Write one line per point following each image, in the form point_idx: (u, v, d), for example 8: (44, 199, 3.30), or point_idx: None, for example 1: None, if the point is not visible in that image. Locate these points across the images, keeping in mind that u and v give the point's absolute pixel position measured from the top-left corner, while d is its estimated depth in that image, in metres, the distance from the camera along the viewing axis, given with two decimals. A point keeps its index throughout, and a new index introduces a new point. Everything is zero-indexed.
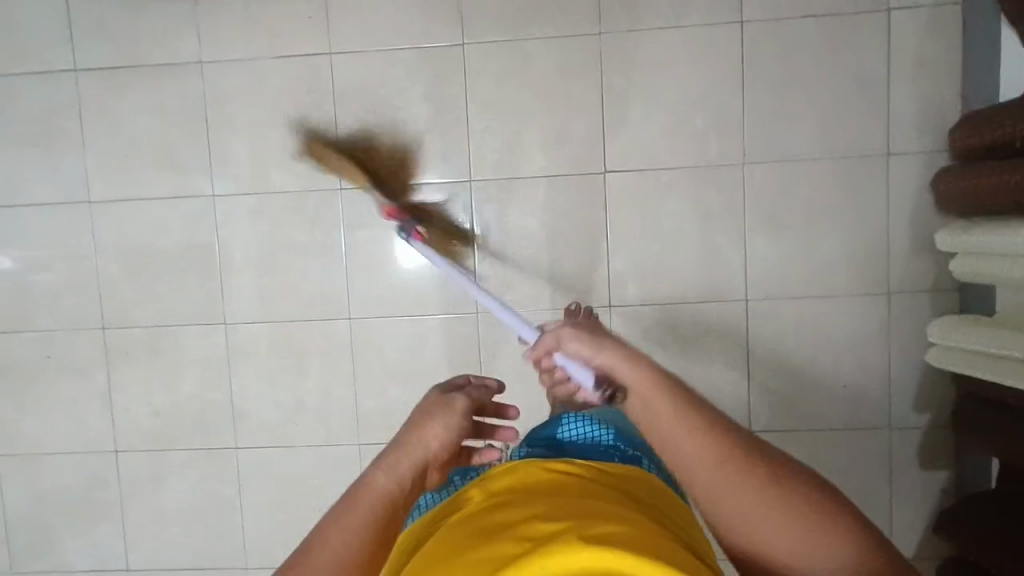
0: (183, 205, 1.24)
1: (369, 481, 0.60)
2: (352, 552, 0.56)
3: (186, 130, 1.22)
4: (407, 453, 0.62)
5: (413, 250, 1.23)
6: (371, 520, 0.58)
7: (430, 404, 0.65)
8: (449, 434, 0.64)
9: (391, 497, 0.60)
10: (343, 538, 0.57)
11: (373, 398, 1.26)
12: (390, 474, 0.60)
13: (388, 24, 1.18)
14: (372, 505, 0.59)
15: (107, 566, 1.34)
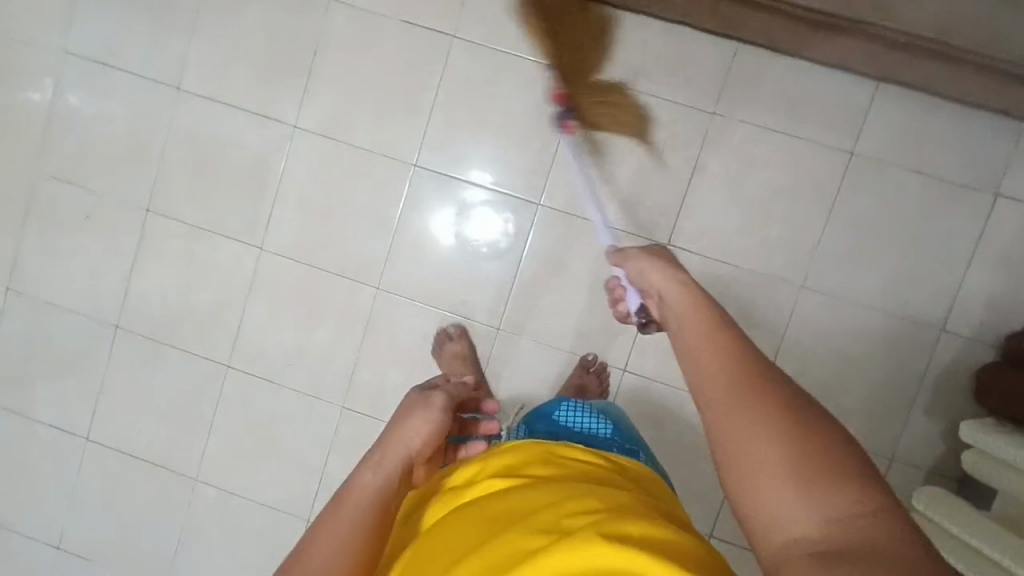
0: (263, 125, 1.25)
1: (354, 483, 0.62)
2: (343, 558, 0.58)
3: (290, 56, 1.23)
4: (394, 448, 0.65)
5: (443, 229, 1.25)
6: (359, 521, 0.60)
7: (412, 400, 0.69)
8: (430, 432, 0.67)
9: (377, 498, 0.62)
10: (334, 539, 0.58)
11: (371, 369, 1.28)
12: (373, 475, 0.63)
13: (518, 30, 1.18)
14: (357, 506, 0.60)
15: (66, 428, 1.36)
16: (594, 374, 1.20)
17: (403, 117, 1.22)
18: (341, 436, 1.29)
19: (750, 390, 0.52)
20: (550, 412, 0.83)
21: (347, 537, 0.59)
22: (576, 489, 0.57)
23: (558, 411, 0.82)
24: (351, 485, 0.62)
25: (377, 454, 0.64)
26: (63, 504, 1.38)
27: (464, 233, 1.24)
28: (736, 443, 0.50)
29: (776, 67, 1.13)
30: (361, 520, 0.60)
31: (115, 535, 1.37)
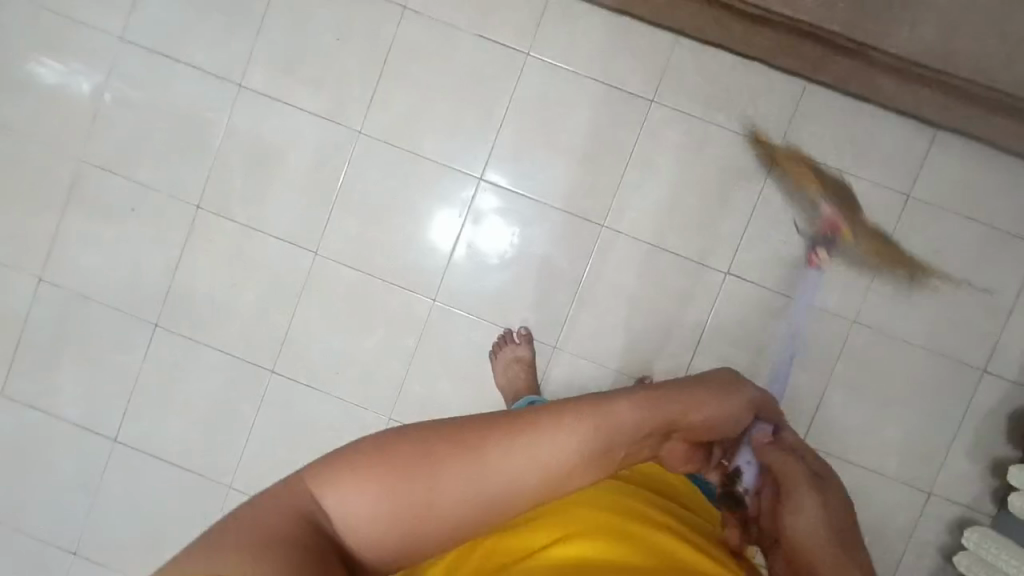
0: (327, 128, 1.25)
1: (618, 408, 0.54)
2: (561, 464, 0.51)
3: (362, 61, 1.24)
4: (678, 402, 0.57)
5: (448, 234, 1.25)
6: (600, 444, 0.53)
7: (720, 380, 0.61)
8: (710, 416, 0.59)
9: (628, 435, 0.54)
10: (564, 448, 0.52)
11: (422, 380, 1.26)
12: (640, 410, 0.55)
13: (592, 54, 1.21)
14: (610, 428, 0.53)
15: (92, 427, 1.30)
16: None
17: (473, 130, 1.24)
18: None
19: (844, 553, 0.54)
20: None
21: (568, 455, 0.52)
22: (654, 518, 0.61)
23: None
24: (613, 404, 0.54)
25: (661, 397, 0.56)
26: (82, 506, 1.31)
27: (475, 241, 1.25)
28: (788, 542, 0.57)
29: (842, 107, 1.18)
30: (601, 448, 0.53)
31: (136, 542, 1.31)
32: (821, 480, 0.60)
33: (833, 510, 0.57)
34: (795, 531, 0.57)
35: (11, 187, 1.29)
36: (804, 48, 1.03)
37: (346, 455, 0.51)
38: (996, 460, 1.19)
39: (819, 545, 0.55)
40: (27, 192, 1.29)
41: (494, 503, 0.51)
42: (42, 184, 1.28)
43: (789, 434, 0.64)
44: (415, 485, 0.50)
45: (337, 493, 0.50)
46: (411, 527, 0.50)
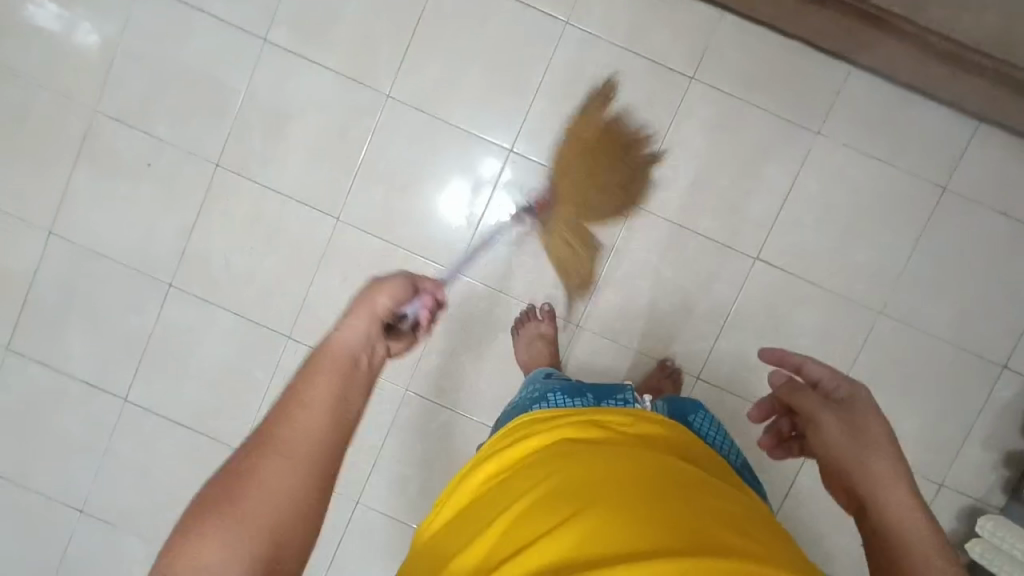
0: (354, 89, 1.20)
1: (333, 343, 0.58)
2: (332, 395, 0.54)
3: (393, 22, 1.19)
4: (359, 315, 0.62)
5: (454, 208, 1.23)
6: (346, 370, 0.57)
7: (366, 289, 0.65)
8: (395, 298, 0.65)
9: (359, 350, 0.59)
10: (326, 386, 0.54)
11: (441, 353, 1.25)
12: (354, 329, 0.60)
13: (632, 26, 1.18)
14: (343, 354, 0.58)
15: (101, 386, 1.28)
16: (670, 378, 1.21)
17: (506, 100, 1.20)
18: (401, 418, 1.26)
19: (877, 460, 0.62)
20: (687, 411, 0.89)
21: (329, 390, 0.54)
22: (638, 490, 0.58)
23: (695, 415, 0.88)
24: (331, 338, 0.59)
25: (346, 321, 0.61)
26: (91, 466, 1.29)
27: (481, 216, 1.22)
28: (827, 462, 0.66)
29: (881, 96, 1.16)
30: (346, 369, 0.57)
31: (143, 504, 1.30)
32: (839, 404, 0.68)
33: (858, 423, 0.65)
34: (830, 451, 0.66)
35: (20, 135, 1.24)
36: (855, 31, 1.01)
37: (174, 538, 0.46)
38: (1009, 453, 1.20)
39: (850, 458, 0.63)
40: (37, 141, 1.24)
41: (314, 457, 0.51)
42: (53, 133, 1.23)
43: (819, 369, 0.71)
44: (238, 501, 0.47)
45: (180, 563, 0.45)
46: (266, 525, 0.47)
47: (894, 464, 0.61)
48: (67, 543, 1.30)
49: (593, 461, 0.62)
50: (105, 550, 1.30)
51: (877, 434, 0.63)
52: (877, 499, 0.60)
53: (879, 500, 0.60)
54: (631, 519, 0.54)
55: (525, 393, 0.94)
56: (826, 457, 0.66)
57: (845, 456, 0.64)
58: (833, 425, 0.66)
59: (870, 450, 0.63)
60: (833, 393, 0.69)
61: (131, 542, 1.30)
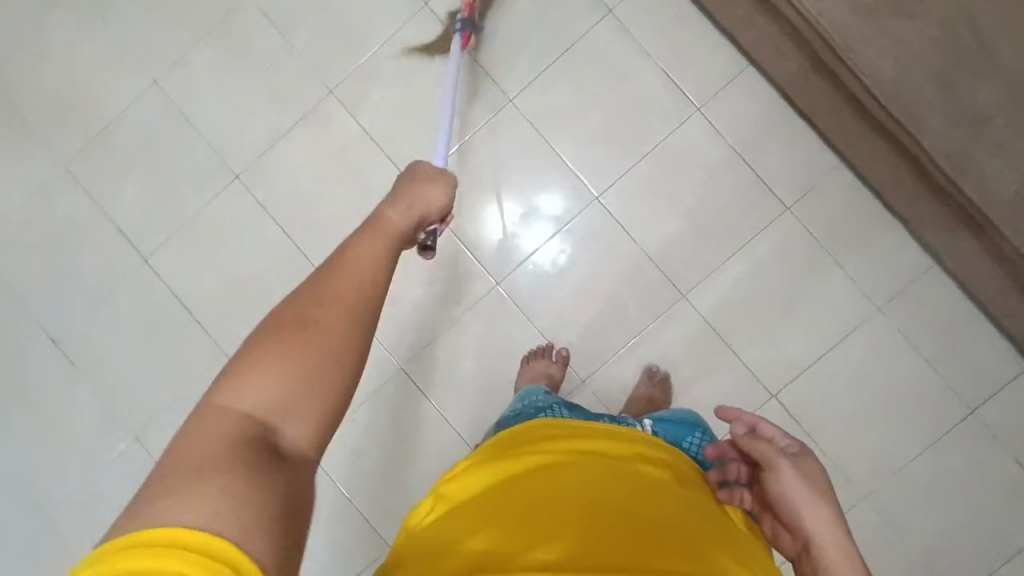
0: (483, 82, 1.24)
1: (382, 218, 0.65)
2: (376, 268, 0.59)
3: (545, 40, 1.24)
4: (413, 198, 0.69)
5: (505, 225, 1.25)
6: (389, 242, 0.62)
7: (423, 171, 0.73)
8: (442, 202, 0.72)
9: (398, 228, 0.65)
10: (368, 262, 0.59)
11: (448, 350, 1.25)
12: (398, 211, 0.66)
13: (753, 139, 1.21)
14: (388, 228, 0.63)
15: (130, 238, 1.30)
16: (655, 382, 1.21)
17: (613, 151, 1.23)
18: (384, 392, 1.26)
19: (821, 502, 0.65)
20: (683, 434, 0.88)
21: (381, 258, 0.60)
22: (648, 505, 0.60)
23: (689, 438, 0.88)
24: (379, 216, 0.65)
25: (396, 199, 0.67)
26: (85, 304, 1.30)
27: (521, 241, 1.25)
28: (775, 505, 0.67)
29: (950, 303, 1.19)
30: (392, 237, 0.63)
31: (113, 361, 1.30)
32: (790, 456, 0.68)
33: (809, 475, 0.67)
34: (779, 494, 0.67)
35: None
36: (953, 236, 1.05)
37: (229, 377, 0.52)
38: None
39: (799, 506, 0.65)
40: None
41: (348, 313, 0.55)
42: None
43: (772, 429, 0.71)
44: (284, 350, 0.52)
45: (237, 393, 0.51)
46: (305, 374, 0.52)
47: (831, 506, 0.66)
48: (29, 363, 1.30)
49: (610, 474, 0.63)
50: (59, 386, 1.30)
51: (821, 483, 0.67)
52: (821, 538, 0.64)
53: (823, 556, 0.63)
54: (619, 539, 0.55)
55: (523, 403, 0.93)
56: (777, 503, 0.67)
57: (798, 500, 0.66)
58: (785, 473, 0.67)
59: (819, 497, 0.66)
60: (786, 449, 0.69)
61: (86, 393, 1.30)
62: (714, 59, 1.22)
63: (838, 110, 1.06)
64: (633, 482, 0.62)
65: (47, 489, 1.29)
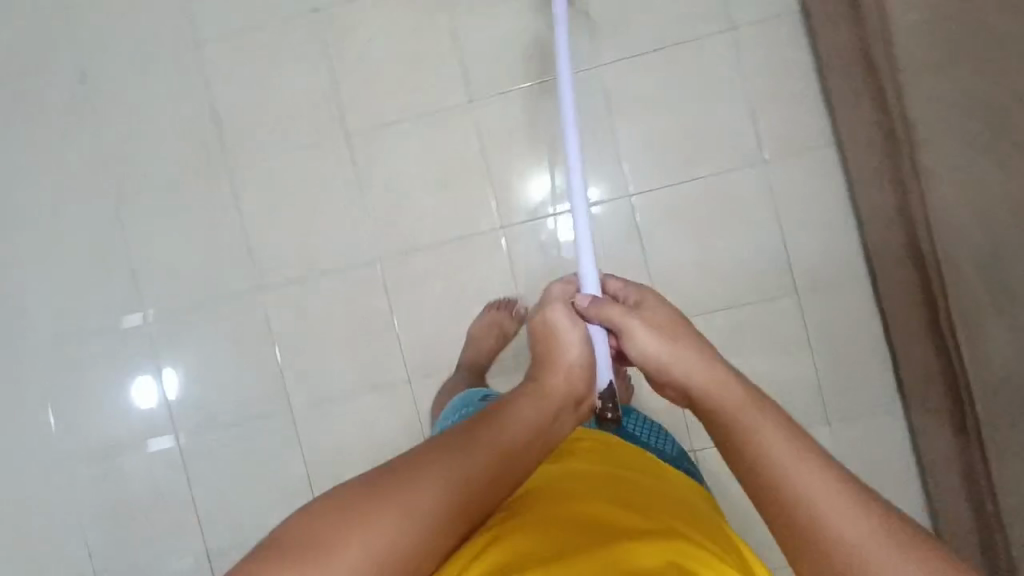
0: (581, 37, 1.21)
1: (490, 417, 0.66)
2: (451, 487, 0.59)
3: (659, 25, 1.20)
4: (538, 392, 0.69)
5: (543, 187, 1.23)
6: (479, 457, 0.61)
7: (540, 327, 0.73)
8: (569, 385, 0.71)
9: (504, 438, 0.64)
10: (447, 475, 0.59)
11: (425, 263, 1.25)
12: (517, 412, 0.67)
13: (801, 213, 1.17)
14: (495, 435, 0.63)
15: (193, 18, 1.29)
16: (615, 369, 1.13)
17: (667, 159, 1.20)
18: (352, 271, 1.27)
19: (733, 375, 0.63)
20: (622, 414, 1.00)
21: (461, 471, 0.60)
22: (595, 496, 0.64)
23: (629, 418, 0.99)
24: (487, 415, 0.66)
25: (515, 400, 0.68)
26: (125, 58, 1.30)
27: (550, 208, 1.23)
28: (677, 379, 0.65)
29: (896, 451, 1.18)
30: (486, 450, 0.62)
31: (126, 123, 1.31)
32: (631, 304, 0.71)
33: (671, 328, 0.67)
34: (671, 362, 0.65)
35: None
36: (932, 388, 1.04)
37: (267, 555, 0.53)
38: None
39: (691, 374, 0.64)
40: None
41: (408, 534, 0.56)
42: None
43: (609, 283, 0.75)
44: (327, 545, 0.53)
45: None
46: None
47: (743, 380, 0.63)
48: (53, 87, 1.31)
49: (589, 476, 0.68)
50: (70, 121, 1.32)
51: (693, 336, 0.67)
52: (750, 419, 0.59)
53: (758, 442, 0.57)
54: (572, 524, 0.60)
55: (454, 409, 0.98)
56: (662, 371, 0.66)
57: (694, 368, 0.64)
58: (649, 330, 0.67)
59: (717, 367, 0.64)
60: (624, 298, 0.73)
61: (91, 139, 1.31)
62: (808, 120, 1.17)
63: (892, 222, 1.03)
64: (588, 478, 0.67)
65: (20, 207, 1.33)
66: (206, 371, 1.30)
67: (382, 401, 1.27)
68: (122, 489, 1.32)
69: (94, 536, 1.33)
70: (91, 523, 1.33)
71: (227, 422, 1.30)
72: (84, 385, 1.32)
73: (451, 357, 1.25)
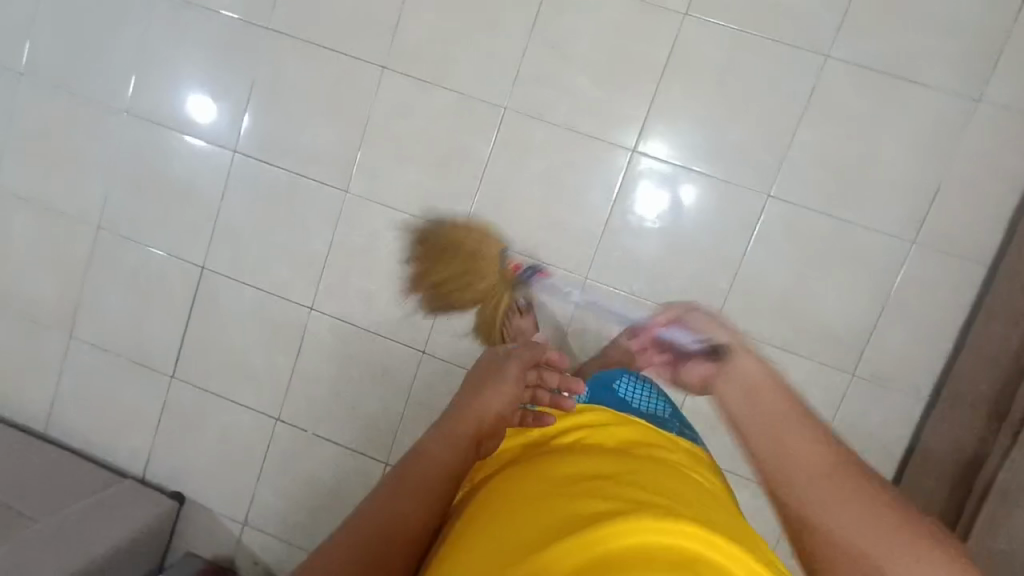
0: (824, 13, 1.09)
1: (425, 449, 0.63)
2: (380, 528, 0.55)
3: (905, 48, 1.08)
4: (465, 420, 0.67)
5: (632, 146, 1.16)
6: (407, 486, 0.59)
7: (480, 367, 0.75)
8: (505, 399, 0.71)
9: (442, 461, 0.62)
10: (375, 518, 0.55)
11: (540, 132, 1.19)
12: (448, 439, 0.65)
13: (905, 306, 1.11)
14: (428, 464, 0.61)
15: None
16: None
17: (821, 179, 1.12)
18: (470, 99, 1.20)
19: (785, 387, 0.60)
20: (613, 376, 0.92)
21: (390, 510, 0.56)
22: (590, 479, 0.59)
23: (621, 381, 0.90)
24: (419, 449, 0.63)
25: (443, 427, 0.66)
26: None
27: (633, 171, 1.16)
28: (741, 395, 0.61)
29: None
30: (422, 479, 0.60)
31: None
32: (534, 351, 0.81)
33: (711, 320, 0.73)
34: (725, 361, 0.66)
35: None
36: None
37: None
38: None
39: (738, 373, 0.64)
40: None
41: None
42: None
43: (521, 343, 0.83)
44: None
45: None
46: None
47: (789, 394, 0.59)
48: None
49: (600, 461, 0.62)
50: None
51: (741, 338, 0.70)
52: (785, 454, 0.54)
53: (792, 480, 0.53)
54: (582, 500, 0.55)
55: None
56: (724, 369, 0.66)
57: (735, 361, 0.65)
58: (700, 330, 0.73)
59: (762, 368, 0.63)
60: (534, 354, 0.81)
61: None
62: (973, 226, 1.08)
63: (994, 364, 0.99)
64: (584, 471, 0.60)
65: None
66: (291, 110, 1.27)
67: None
68: (161, 168, 1.32)
69: (116, 192, 1.34)
70: (119, 180, 1.33)
71: (283, 168, 1.28)
72: (178, 55, 1.29)
73: (512, 235, 1.22)
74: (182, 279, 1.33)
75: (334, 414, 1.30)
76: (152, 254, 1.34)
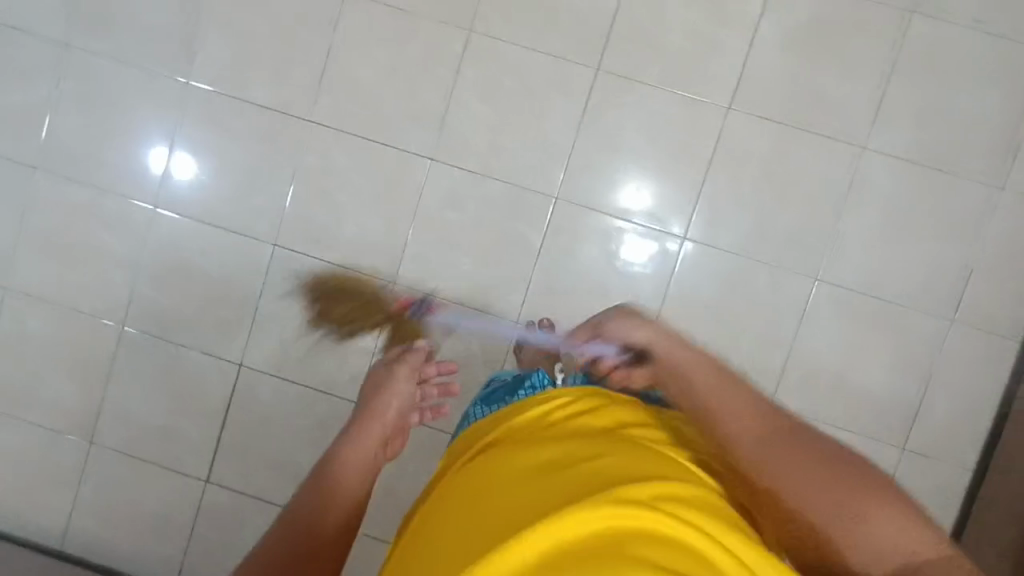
0: (860, 112, 1.17)
1: (347, 448, 0.70)
2: (320, 511, 0.64)
3: (934, 145, 1.16)
4: (372, 421, 0.74)
5: (641, 206, 1.19)
6: (335, 474, 0.67)
7: (378, 375, 0.80)
8: (401, 401, 0.77)
9: (358, 460, 0.70)
10: (315, 496, 0.65)
11: (594, 223, 1.20)
12: (364, 441, 0.71)
13: (949, 382, 1.17)
14: (352, 463, 0.69)
15: None
16: None
17: (866, 264, 1.17)
18: (523, 192, 1.21)
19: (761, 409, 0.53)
20: None
21: (326, 492, 0.65)
22: (545, 469, 0.49)
23: None
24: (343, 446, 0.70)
25: (354, 430, 0.72)
26: None
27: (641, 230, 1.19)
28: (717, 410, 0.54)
29: None
30: (350, 470, 0.68)
31: None
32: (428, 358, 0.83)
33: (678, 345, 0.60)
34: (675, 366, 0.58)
35: None
36: None
37: None
38: None
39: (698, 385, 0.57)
40: None
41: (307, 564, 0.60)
42: None
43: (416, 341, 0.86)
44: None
45: None
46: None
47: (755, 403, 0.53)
48: None
49: (569, 444, 0.51)
50: None
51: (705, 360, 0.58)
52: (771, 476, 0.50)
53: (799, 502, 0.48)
54: (526, 499, 0.47)
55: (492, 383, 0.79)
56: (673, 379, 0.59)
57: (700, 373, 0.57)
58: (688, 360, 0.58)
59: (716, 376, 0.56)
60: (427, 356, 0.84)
61: None
62: (1005, 306, 1.16)
63: None
64: (538, 459, 0.50)
65: None
66: (335, 201, 1.24)
67: (481, 324, 1.23)
68: (195, 262, 1.25)
69: (142, 290, 1.26)
70: (146, 276, 1.26)
71: (328, 261, 1.24)
72: (211, 147, 1.24)
73: (568, 322, 1.22)
74: (220, 377, 1.27)
75: (388, 511, 1.27)
76: (186, 351, 1.27)
